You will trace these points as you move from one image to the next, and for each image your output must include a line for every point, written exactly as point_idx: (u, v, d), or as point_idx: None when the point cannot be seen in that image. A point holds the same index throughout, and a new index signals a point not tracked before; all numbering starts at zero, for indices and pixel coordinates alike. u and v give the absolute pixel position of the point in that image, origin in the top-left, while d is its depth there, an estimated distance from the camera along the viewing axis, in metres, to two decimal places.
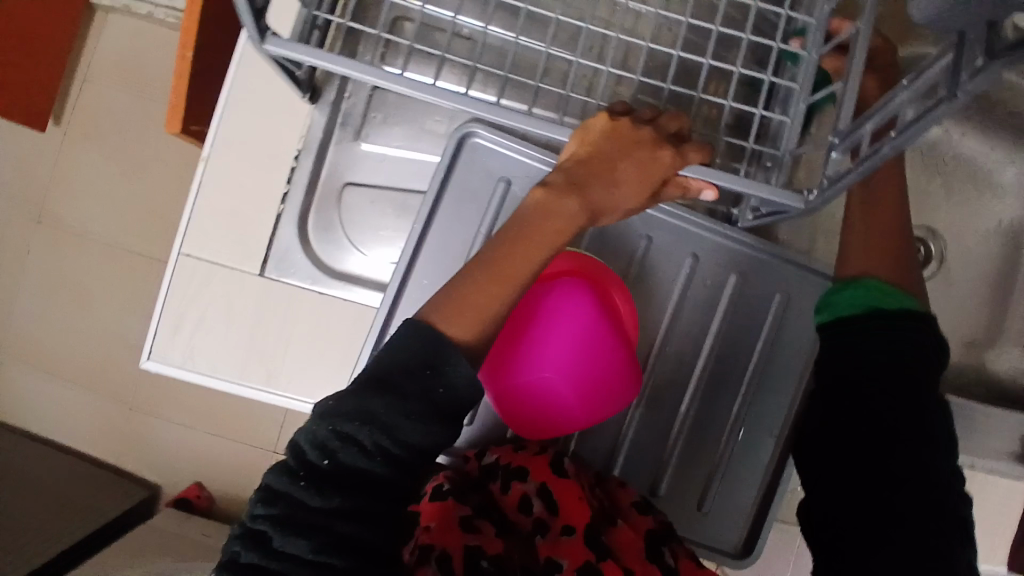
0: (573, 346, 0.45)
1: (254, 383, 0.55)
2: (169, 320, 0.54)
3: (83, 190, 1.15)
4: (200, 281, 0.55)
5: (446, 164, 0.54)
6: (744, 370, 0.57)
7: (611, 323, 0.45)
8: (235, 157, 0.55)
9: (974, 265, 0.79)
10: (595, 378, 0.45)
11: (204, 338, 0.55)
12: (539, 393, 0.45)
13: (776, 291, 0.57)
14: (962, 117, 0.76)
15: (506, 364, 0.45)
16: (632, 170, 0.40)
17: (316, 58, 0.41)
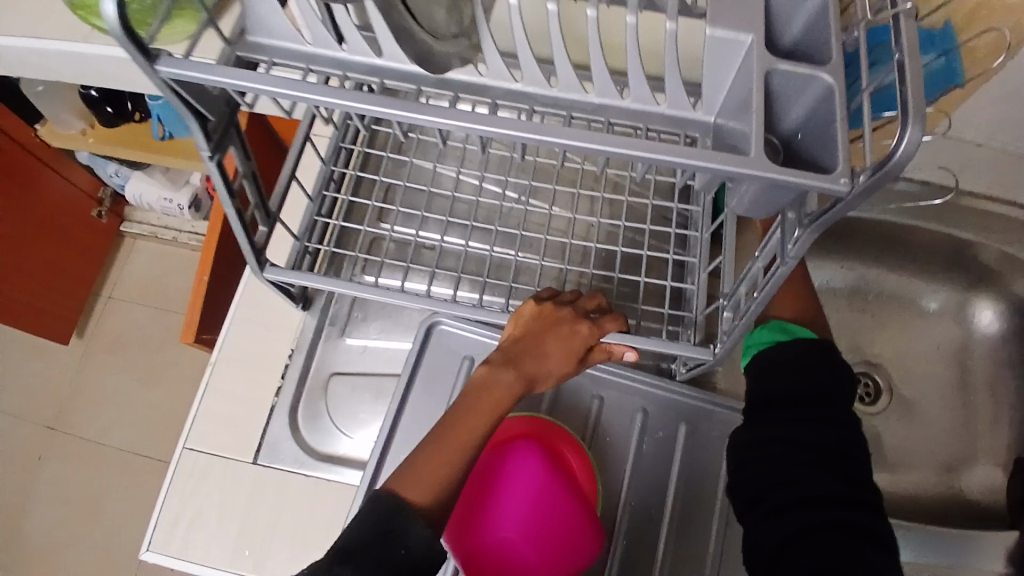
0: (527, 506, 0.51)
1: (243, 571, 0.58)
2: (168, 515, 0.59)
3: (96, 404, 1.59)
4: (199, 474, 0.61)
5: (416, 350, 0.64)
6: (708, 514, 0.60)
7: (560, 478, 0.52)
8: (237, 362, 0.64)
9: (924, 388, 0.84)
10: (549, 537, 0.49)
11: (199, 531, 0.59)
12: (499, 554, 0.50)
13: (725, 436, 0.62)
14: (874, 261, 0.86)
15: (470, 525, 0.50)
16: (557, 345, 0.49)
17: (305, 279, 0.53)
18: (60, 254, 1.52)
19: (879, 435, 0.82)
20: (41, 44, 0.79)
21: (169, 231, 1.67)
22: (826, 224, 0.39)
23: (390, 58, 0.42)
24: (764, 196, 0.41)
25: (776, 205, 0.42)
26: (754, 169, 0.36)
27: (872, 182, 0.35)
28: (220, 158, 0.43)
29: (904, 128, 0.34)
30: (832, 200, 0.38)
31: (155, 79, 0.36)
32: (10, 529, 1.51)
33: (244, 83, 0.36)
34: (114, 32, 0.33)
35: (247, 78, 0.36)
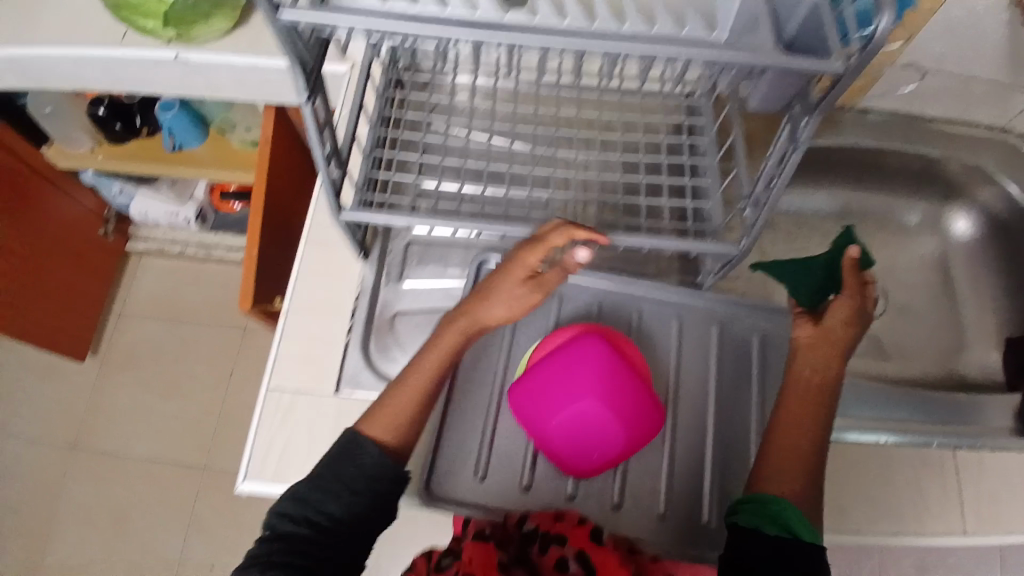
0: (603, 381, 0.57)
1: None
2: (261, 447, 0.65)
3: (117, 420, 1.61)
4: (287, 408, 0.66)
5: (470, 286, 0.70)
6: (748, 399, 0.67)
7: (623, 360, 0.58)
8: (309, 309, 0.70)
9: (914, 293, 0.94)
10: (624, 405, 0.56)
11: (292, 459, 0.65)
12: (580, 423, 0.57)
13: (754, 332, 0.70)
14: (859, 186, 0.95)
15: (550, 403, 0.57)
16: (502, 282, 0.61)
17: (378, 216, 0.61)
18: (71, 273, 1.54)
19: (880, 336, 0.91)
20: (77, 50, 0.84)
21: (176, 245, 1.70)
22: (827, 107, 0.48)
23: (455, 7, 0.49)
24: (776, 86, 0.50)
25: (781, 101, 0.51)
26: (770, 59, 0.45)
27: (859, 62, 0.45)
28: (312, 102, 0.51)
29: (882, 14, 0.43)
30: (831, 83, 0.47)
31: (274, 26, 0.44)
32: (38, 551, 1.51)
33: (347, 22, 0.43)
34: None
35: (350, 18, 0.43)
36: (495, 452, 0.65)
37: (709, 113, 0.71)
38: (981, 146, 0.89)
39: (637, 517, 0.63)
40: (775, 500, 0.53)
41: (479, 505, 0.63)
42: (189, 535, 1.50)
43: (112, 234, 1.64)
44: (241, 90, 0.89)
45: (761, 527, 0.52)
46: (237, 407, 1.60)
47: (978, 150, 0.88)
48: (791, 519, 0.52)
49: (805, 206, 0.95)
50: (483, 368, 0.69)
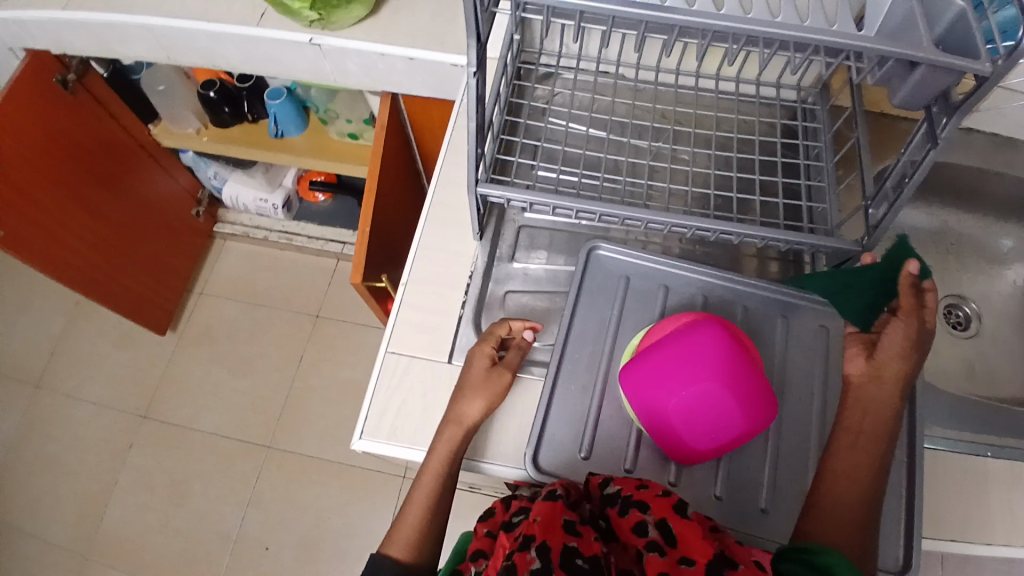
0: (724, 360, 0.58)
1: None
2: (377, 406, 0.68)
3: (190, 392, 1.68)
4: (402, 372, 0.70)
5: (581, 270, 0.73)
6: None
7: (741, 348, 0.59)
8: (426, 281, 0.75)
9: (1009, 320, 0.92)
10: (746, 385, 0.57)
11: (406, 419, 0.68)
12: (700, 400, 0.58)
13: None
14: (955, 209, 0.95)
15: (670, 383, 0.59)
16: (464, 373, 0.68)
17: (512, 191, 0.67)
18: (163, 247, 1.64)
19: (971, 359, 0.90)
20: (222, 31, 0.92)
21: (260, 231, 1.77)
22: (974, 106, 0.49)
23: None
24: (919, 84, 0.53)
25: (924, 99, 0.53)
26: (923, 54, 0.47)
27: (1006, 63, 0.46)
28: (477, 74, 0.56)
29: None
30: (978, 84, 0.49)
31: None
32: (104, 510, 1.58)
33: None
34: None
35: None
36: (600, 430, 0.67)
37: (825, 118, 0.76)
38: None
39: (736, 505, 0.64)
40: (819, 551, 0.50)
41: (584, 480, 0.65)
42: (246, 509, 1.55)
43: (202, 215, 1.74)
44: (365, 77, 0.95)
45: None
46: (302, 389, 1.66)
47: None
48: (841, 573, 0.48)
49: (900, 224, 0.95)
50: (587, 350, 0.71)
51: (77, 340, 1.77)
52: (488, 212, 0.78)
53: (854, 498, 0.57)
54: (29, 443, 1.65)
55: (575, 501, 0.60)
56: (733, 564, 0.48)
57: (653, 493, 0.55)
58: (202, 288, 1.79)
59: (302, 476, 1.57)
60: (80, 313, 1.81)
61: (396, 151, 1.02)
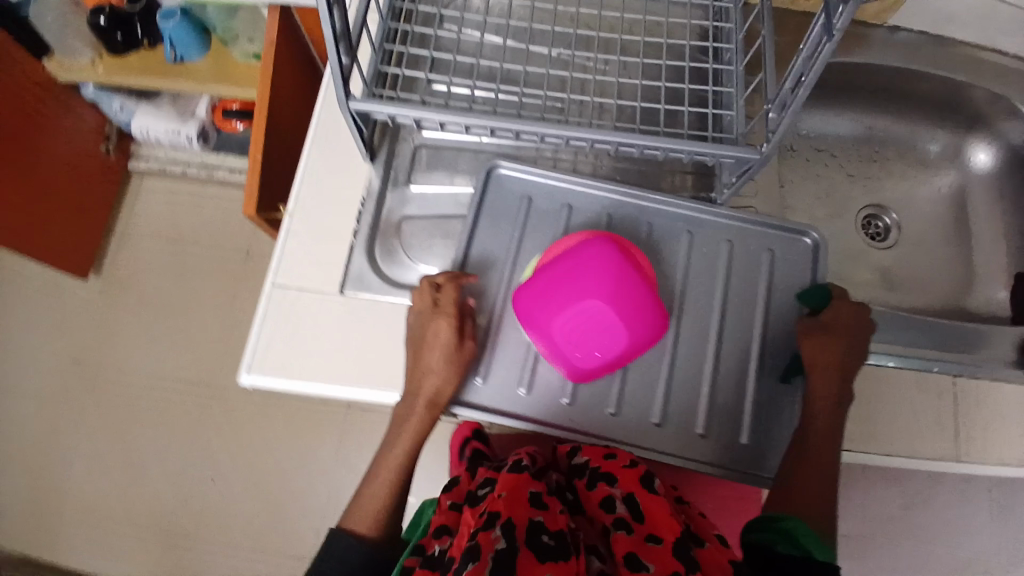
0: (610, 275, 0.57)
1: (342, 385, 0.64)
2: (265, 340, 0.65)
3: (120, 340, 1.62)
4: (291, 305, 0.66)
5: (479, 192, 0.69)
6: (754, 318, 0.67)
7: (630, 263, 0.58)
8: (315, 209, 0.70)
9: (927, 228, 0.92)
10: (630, 298, 0.56)
11: (296, 351, 0.65)
12: (586, 316, 0.57)
13: (764, 248, 0.69)
14: (881, 113, 0.91)
15: (552, 302, 0.57)
16: (423, 344, 0.61)
17: (388, 106, 0.60)
18: (76, 190, 1.53)
19: (888, 267, 0.90)
20: None
21: (179, 165, 1.67)
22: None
23: None
24: None
25: None
26: None
27: None
28: None
29: None
30: None
31: None
32: (44, 463, 1.55)
33: None
34: None
35: None
36: (498, 353, 0.65)
37: (737, 16, 0.69)
38: (1013, 78, 0.82)
39: (632, 422, 0.64)
40: (783, 520, 0.56)
41: (481, 404, 0.64)
42: (192, 450, 1.54)
43: (114, 152, 1.61)
44: None
45: (776, 546, 0.54)
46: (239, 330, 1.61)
47: (1007, 82, 0.82)
48: (801, 536, 0.54)
49: (822, 133, 0.92)
50: (485, 276, 0.67)
51: None
52: (378, 131, 0.72)
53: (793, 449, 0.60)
54: None
55: (541, 469, 0.63)
56: (701, 543, 0.53)
57: (620, 466, 0.58)
58: (122, 229, 1.68)
59: (247, 415, 1.56)
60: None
61: (293, 68, 0.93)
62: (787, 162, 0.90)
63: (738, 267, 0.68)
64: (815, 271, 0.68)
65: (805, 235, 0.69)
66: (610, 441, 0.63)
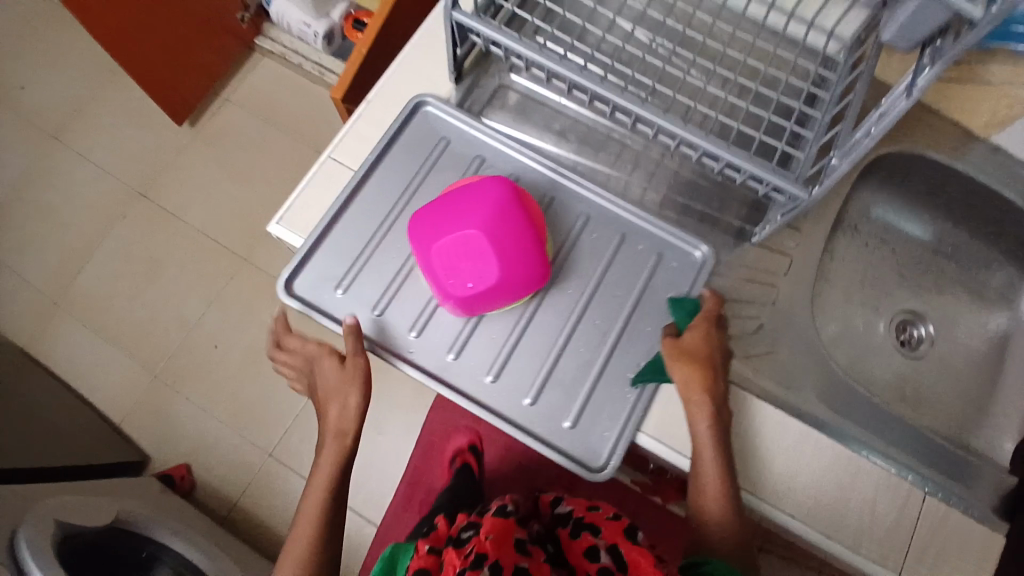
0: (487, 212, 0.62)
1: (348, 263, 0.68)
2: (302, 201, 0.70)
3: (185, 189, 1.73)
4: (334, 180, 0.71)
5: (399, 121, 0.72)
6: (615, 316, 0.67)
7: (512, 206, 0.63)
8: (390, 106, 0.74)
9: (960, 355, 0.89)
10: (502, 233, 0.62)
11: (321, 220, 0.69)
12: (463, 244, 0.62)
13: (652, 251, 0.70)
14: (955, 227, 0.89)
15: (435, 231, 0.63)
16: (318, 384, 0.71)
17: (490, 28, 0.64)
18: (203, 44, 1.62)
19: (906, 377, 0.87)
20: None
21: (296, 55, 1.76)
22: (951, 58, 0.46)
23: None
24: None
25: None
26: None
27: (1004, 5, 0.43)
28: None
29: None
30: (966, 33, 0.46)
31: None
32: (79, 269, 1.67)
33: None
34: None
35: None
36: (365, 272, 0.68)
37: (842, 70, 0.70)
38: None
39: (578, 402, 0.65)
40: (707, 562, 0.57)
41: (338, 313, 0.67)
42: (206, 308, 1.63)
43: (247, 22, 1.70)
44: None
45: None
46: None
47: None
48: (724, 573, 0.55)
49: (892, 227, 0.90)
50: None
51: (100, 104, 1.81)
52: (472, 57, 0.75)
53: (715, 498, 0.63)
54: (33, 187, 1.73)
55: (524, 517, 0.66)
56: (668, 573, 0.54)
57: (603, 518, 0.60)
58: (227, 94, 1.79)
59: (264, 296, 1.63)
60: (109, 80, 1.82)
61: None
62: (849, 239, 0.88)
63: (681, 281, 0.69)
64: (696, 281, 0.69)
65: (696, 249, 0.70)
66: (442, 384, 0.65)
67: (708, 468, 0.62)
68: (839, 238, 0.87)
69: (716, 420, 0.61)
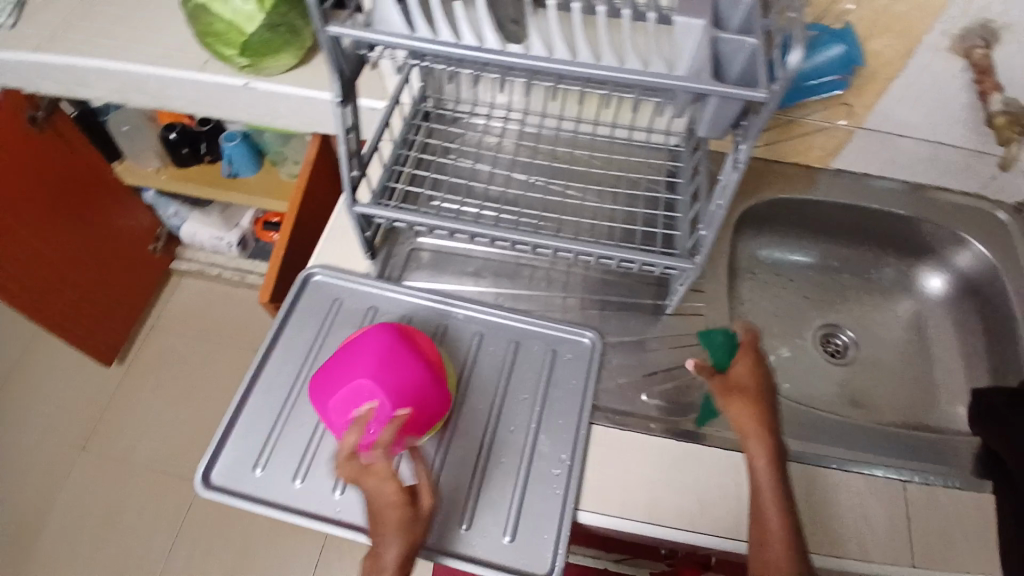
0: (376, 357, 0.63)
1: (299, 462, 0.70)
2: (243, 416, 0.72)
3: (126, 428, 1.68)
4: (267, 386, 0.74)
5: (291, 297, 0.78)
6: (528, 419, 0.72)
7: (401, 345, 0.65)
8: (310, 298, 0.79)
9: (889, 346, 0.96)
10: (394, 374, 0.62)
11: (263, 429, 0.72)
12: (354, 393, 0.62)
13: (547, 348, 0.77)
14: (835, 244, 1.00)
15: (328, 388, 0.63)
16: (378, 542, 0.60)
17: (388, 210, 0.74)
18: (119, 283, 1.65)
19: (853, 384, 0.92)
20: (167, 72, 0.99)
21: (213, 267, 1.82)
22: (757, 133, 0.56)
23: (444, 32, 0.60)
24: (717, 111, 0.59)
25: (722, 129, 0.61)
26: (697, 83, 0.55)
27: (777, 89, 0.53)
28: (344, 105, 0.65)
29: (792, 52, 0.52)
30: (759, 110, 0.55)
31: (324, 35, 0.58)
32: (20, 550, 1.53)
33: (379, 37, 0.58)
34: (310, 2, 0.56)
35: (382, 34, 0.58)
36: (318, 461, 0.70)
37: (687, 157, 0.85)
38: (956, 214, 0.93)
39: (546, 510, 0.67)
40: None
41: (267, 496, 0.69)
42: (173, 545, 1.53)
43: (159, 251, 1.74)
44: (296, 120, 1.03)
45: None
46: None
47: (954, 219, 0.93)
48: None
49: (786, 258, 1.00)
50: (455, 361, 0.76)
51: (22, 370, 1.77)
52: (381, 234, 0.84)
53: (777, 540, 0.59)
54: None
55: None
56: None
57: None
58: (153, 323, 1.82)
59: (233, 513, 1.56)
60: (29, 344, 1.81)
61: (323, 184, 1.09)
62: (753, 279, 0.98)
63: (585, 364, 0.76)
64: (592, 364, 0.76)
65: (584, 335, 0.78)
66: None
67: (773, 510, 0.60)
68: (741, 285, 0.97)
69: (772, 455, 0.62)
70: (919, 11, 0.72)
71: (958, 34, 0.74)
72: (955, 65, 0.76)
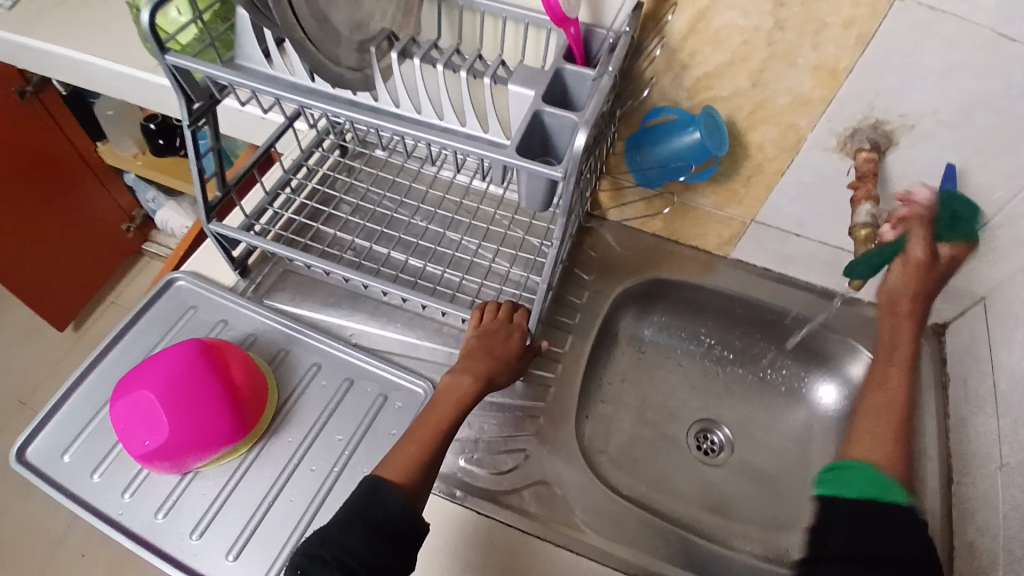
0: (166, 375, 0.65)
1: (103, 462, 0.70)
2: (68, 407, 0.73)
3: None
4: (102, 380, 0.75)
5: (149, 296, 0.80)
6: (332, 460, 0.70)
7: (198, 367, 0.66)
8: (168, 303, 0.81)
9: (769, 452, 0.90)
10: (176, 396, 0.64)
11: (81, 422, 0.72)
12: (135, 406, 0.64)
13: (378, 392, 0.76)
14: (731, 333, 0.96)
15: (120, 395, 0.65)
16: (484, 340, 0.71)
17: (244, 234, 0.76)
18: (87, 255, 1.71)
19: (717, 485, 0.87)
20: (115, 65, 1.04)
21: None
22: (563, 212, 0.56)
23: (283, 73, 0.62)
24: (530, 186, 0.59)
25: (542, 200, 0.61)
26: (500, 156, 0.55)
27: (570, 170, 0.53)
28: (195, 127, 0.67)
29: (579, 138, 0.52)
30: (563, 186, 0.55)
31: (163, 63, 0.60)
32: None
33: (214, 71, 0.59)
34: (144, 28, 0.57)
35: (216, 69, 0.59)
36: (119, 461, 0.70)
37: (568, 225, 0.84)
38: (858, 326, 0.88)
39: None
40: (848, 464, 0.59)
41: (59, 483, 0.69)
42: None
43: (131, 231, 1.81)
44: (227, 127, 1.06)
45: (842, 493, 0.58)
46: None
47: (852, 328, 0.88)
48: (865, 481, 0.57)
49: (675, 341, 0.97)
50: (284, 387, 0.75)
51: None
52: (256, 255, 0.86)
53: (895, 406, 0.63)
54: None
55: None
56: None
57: None
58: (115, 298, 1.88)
59: None
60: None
61: None
62: (634, 356, 0.95)
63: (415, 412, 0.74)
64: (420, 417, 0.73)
65: (419, 385, 0.76)
66: (141, 547, 0.65)
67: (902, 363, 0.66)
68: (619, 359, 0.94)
69: (915, 319, 0.68)
70: (798, 111, 0.71)
71: (843, 137, 0.71)
72: (843, 166, 0.74)
